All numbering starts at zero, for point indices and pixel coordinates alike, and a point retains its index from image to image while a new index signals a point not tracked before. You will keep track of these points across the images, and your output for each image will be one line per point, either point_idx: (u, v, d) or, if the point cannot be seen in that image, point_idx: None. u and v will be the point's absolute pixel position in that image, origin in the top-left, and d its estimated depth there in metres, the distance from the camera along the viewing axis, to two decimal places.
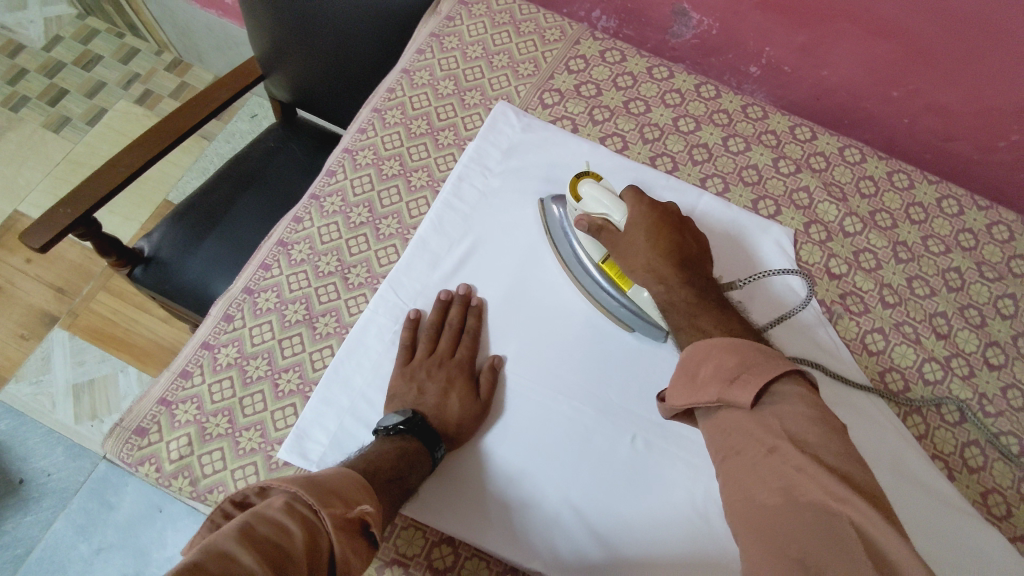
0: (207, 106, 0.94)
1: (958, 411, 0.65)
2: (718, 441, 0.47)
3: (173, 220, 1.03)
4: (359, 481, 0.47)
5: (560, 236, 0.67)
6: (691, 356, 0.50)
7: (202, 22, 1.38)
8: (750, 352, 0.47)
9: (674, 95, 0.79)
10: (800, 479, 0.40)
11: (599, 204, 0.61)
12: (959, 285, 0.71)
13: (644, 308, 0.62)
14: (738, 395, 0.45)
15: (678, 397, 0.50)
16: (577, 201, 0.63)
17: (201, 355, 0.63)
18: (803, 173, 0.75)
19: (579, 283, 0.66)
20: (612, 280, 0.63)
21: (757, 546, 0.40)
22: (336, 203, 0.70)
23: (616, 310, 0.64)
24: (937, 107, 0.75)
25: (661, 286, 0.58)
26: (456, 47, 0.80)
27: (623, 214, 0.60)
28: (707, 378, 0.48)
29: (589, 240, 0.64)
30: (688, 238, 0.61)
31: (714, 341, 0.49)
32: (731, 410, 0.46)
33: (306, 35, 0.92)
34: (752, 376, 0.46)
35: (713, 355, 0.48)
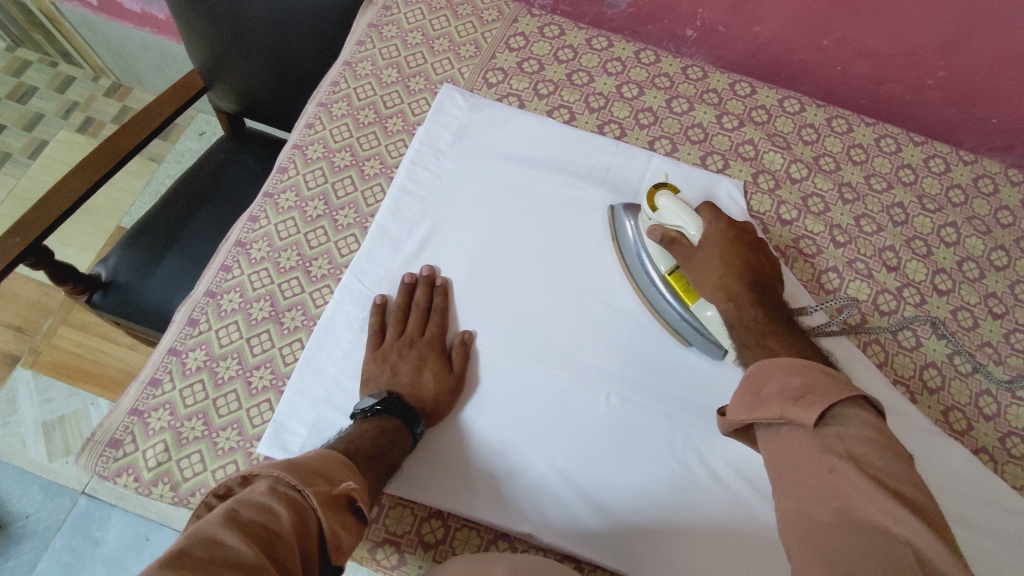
0: (151, 121, 0.92)
1: (914, 337, 0.68)
2: (774, 457, 0.46)
3: (128, 243, 1.01)
4: (341, 460, 0.47)
5: (626, 244, 0.67)
6: (754, 374, 0.50)
7: (137, 42, 1.35)
8: (818, 374, 0.47)
9: (615, 64, 0.80)
10: (856, 498, 0.39)
11: (677, 217, 0.62)
12: (903, 218, 0.74)
13: (707, 326, 0.62)
14: (801, 414, 0.44)
15: (740, 414, 0.49)
16: (653, 210, 0.64)
17: (169, 361, 0.62)
18: (746, 127, 0.77)
19: (641, 292, 0.67)
20: (676, 292, 0.63)
21: (804, 555, 0.38)
22: (290, 198, 0.70)
23: (675, 322, 0.64)
24: (865, 51, 0.78)
25: (730, 304, 0.59)
26: (396, 36, 0.80)
27: (699, 228, 0.62)
28: (771, 397, 0.47)
29: (657, 250, 0.65)
30: (762, 260, 0.62)
31: (782, 360, 0.49)
32: (791, 429, 0.45)
33: (245, 41, 0.92)
34: (815, 397, 0.45)
35: (778, 375, 0.48)
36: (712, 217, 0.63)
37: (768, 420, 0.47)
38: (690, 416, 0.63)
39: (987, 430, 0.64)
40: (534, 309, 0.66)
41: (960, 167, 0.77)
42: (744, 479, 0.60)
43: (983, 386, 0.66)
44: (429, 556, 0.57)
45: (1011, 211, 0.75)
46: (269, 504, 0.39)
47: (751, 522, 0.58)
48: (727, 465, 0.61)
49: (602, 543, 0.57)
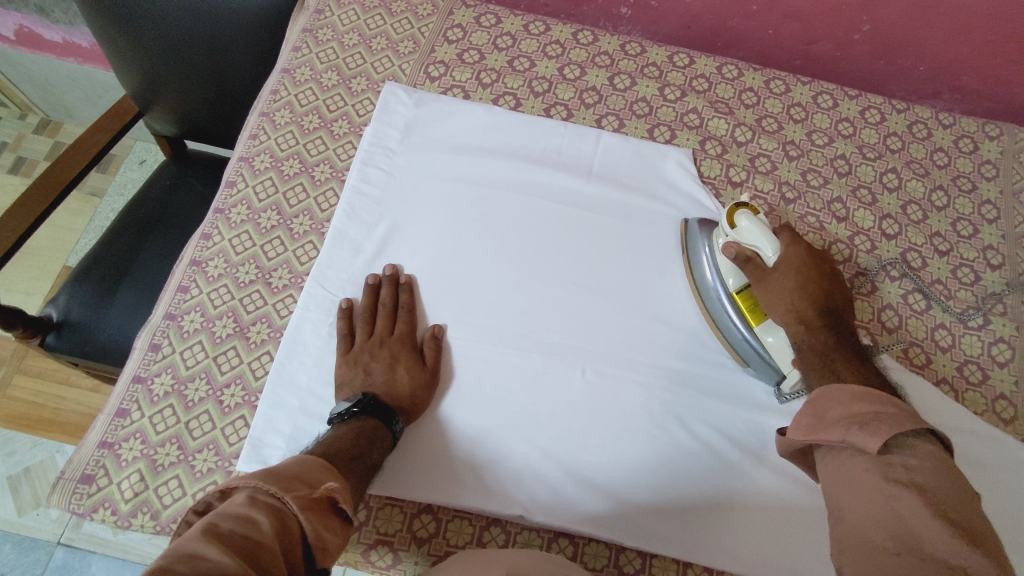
0: (87, 152, 0.89)
1: (868, 281, 0.71)
2: (833, 480, 0.44)
3: (77, 281, 0.98)
4: (319, 465, 0.47)
5: (698, 259, 0.67)
6: (817, 399, 0.48)
7: (62, 73, 1.31)
8: (886, 405, 0.45)
9: (554, 47, 0.81)
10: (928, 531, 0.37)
11: (753, 235, 0.60)
12: (847, 170, 0.76)
13: (770, 352, 0.60)
14: (865, 438, 0.43)
15: (800, 434, 0.48)
16: (731, 228, 0.62)
17: (135, 389, 0.60)
18: (689, 96, 0.79)
19: (706, 308, 0.66)
20: (743, 313, 0.62)
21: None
22: (242, 212, 0.69)
23: (736, 340, 0.63)
24: (793, 13, 0.80)
25: (801, 328, 0.57)
26: (332, 39, 0.79)
27: (776, 250, 0.59)
28: (834, 420, 0.46)
29: (727, 266, 0.63)
30: (835, 288, 0.60)
31: (847, 386, 0.47)
32: (853, 455, 0.43)
33: (177, 61, 0.90)
34: (882, 424, 0.43)
35: (842, 401, 0.46)
36: (790, 241, 0.61)
37: (830, 442, 0.45)
38: (667, 381, 0.64)
39: (943, 364, 0.67)
40: (501, 293, 0.66)
41: (894, 115, 0.80)
42: (724, 436, 0.62)
43: (937, 320, 0.69)
44: (424, 551, 0.57)
45: (946, 153, 0.79)
46: (248, 513, 0.38)
47: (732, 476, 0.61)
48: (706, 425, 0.62)
49: (596, 516, 0.58)
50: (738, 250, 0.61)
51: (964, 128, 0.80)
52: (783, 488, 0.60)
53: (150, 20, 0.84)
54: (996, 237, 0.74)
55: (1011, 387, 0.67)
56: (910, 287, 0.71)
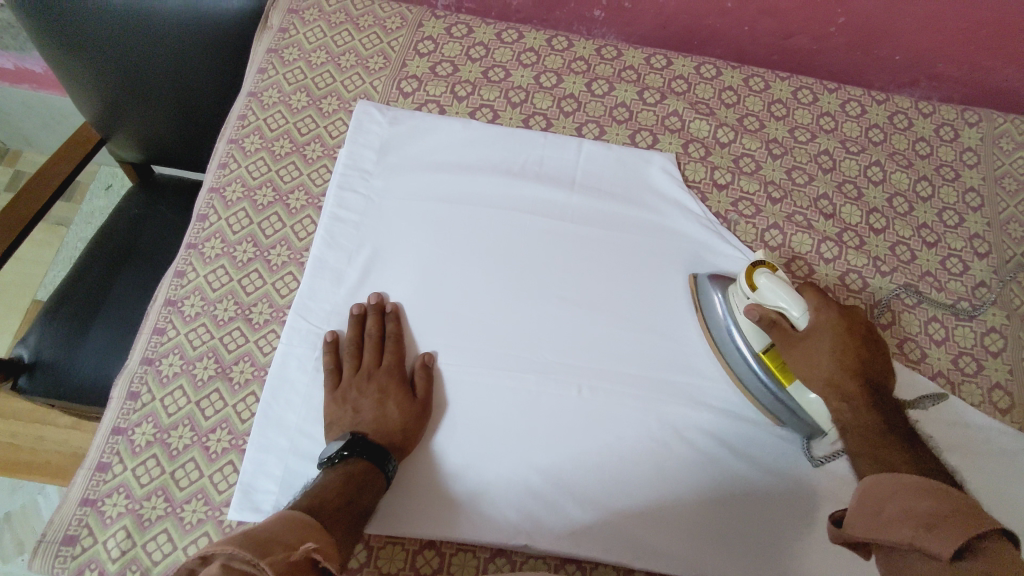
0: (49, 185, 0.86)
1: (859, 278, 0.70)
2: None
3: (47, 318, 0.94)
4: (297, 523, 0.45)
5: (714, 318, 0.64)
6: (872, 491, 0.47)
7: (17, 100, 1.26)
8: (952, 500, 0.42)
9: (529, 54, 0.79)
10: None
11: (777, 296, 0.57)
12: (831, 165, 0.75)
13: (805, 408, 0.59)
14: (931, 539, 0.40)
15: (861, 534, 0.46)
16: (751, 289, 0.59)
17: (115, 441, 0.58)
18: (669, 99, 0.77)
19: (731, 370, 0.63)
20: (774, 374, 0.59)
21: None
22: (216, 245, 0.66)
23: (768, 403, 0.61)
24: (768, 8, 0.79)
25: (846, 405, 0.55)
26: (299, 58, 0.77)
27: (802, 309, 0.56)
28: (892, 518, 0.44)
29: (749, 327, 0.60)
30: (875, 357, 0.58)
31: (905, 478, 0.45)
32: (922, 558, 0.41)
33: (136, 86, 0.86)
34: (946, 523, 0.41)
35: (901, 495, 0.45)
36: (822, 301, 0.59)
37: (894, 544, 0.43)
38: (664, 394, 0.63)
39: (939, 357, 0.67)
40: (490, 314, 0.64)
41: (875, 107, 0.80)
42: (724, 446, 0.61)
43: (930, 314, 0.69)
44: None
45: (927, 142, 0.78)
46: None
47: (734, 485, 0.60)
48: (705, 435, 0.62)
49: (598, 537, 0.57)
50: (761, 313, 0.58)
51: (943, 116, 0.80)
52: (783, 492, 0.60)
53: (104, 46, 0.80)
54: (981, 225, 0.74)
55: (1006, 376, 0.67)
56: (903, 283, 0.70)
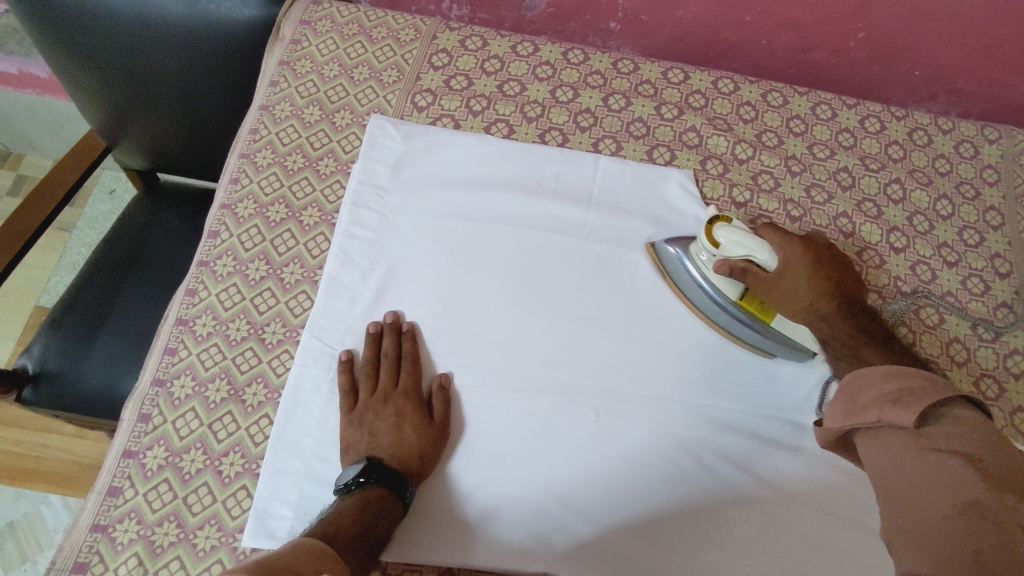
0: (55, 193, 0.85)
1: (879, 298, 0.69)
2: (877, 463, 0.47)
3: (52, 328, 0.93)
4: (306, 552, 0.43)
5: (683, 277, 0.65)
6: (848, 385, 0.51)
7: (21, 105, 1.25)
8: (914, 380, 0.48)
9: (545, 68, 0.77)
10: (984, 496, 0.40)
11: (741, 247, 0.59)
12: (850, 182, 0.74)
13: (790, 337, 0.62)
14: (900, 415, 0.46)
15: (836, 424, 0.51)
16: (715, 246, 0.61)
17: (126, 465, 0.57)
18: (686, 114, 0.76)
19: (716, 323, 0.65)
20: (754, 315, 0.62)
21: (923, 555, 0.39)
22: (228, 263, 0.65)
23: (757, 341, 0.63)
24: (787, 22, 0.78)
25: (823, 323, 0.57)
26: (312, 71, 0.75)
27: (766, 253, 0.58)
28: (867, 403, 0.49)
29: (721, 279, 0.62)
30: (843, 274, 0.60)
31: (877, 368, 0.50)
32: (891, 432, 0.47)
33: (143, 94, 0.85)
34: (911, 399, 0.46)
35: (871, 383, 0.49)
36: (780, 240, 0.60)
37: (866, 425, 0.48)
38: (678, 416, 0.62)
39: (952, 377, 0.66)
40: (506, 334, 0.63)
41: (894, 123, 0.79)
42: (740, 469, 0.60)
43: (951, 335, 0.68)
44: None
45: (947, 159, 0.77)
46: None
47: (750, 511, 0.59)
48: (721, 457, 0.61)
49: (615, 563, 0.56)
50: (730, 266, 0.60)
51: (963, 133, 0.79)
52: (801, 521, 0.59)
53: (111, 55, 0.79)
54: (1002, 245, 0.73)
55: None
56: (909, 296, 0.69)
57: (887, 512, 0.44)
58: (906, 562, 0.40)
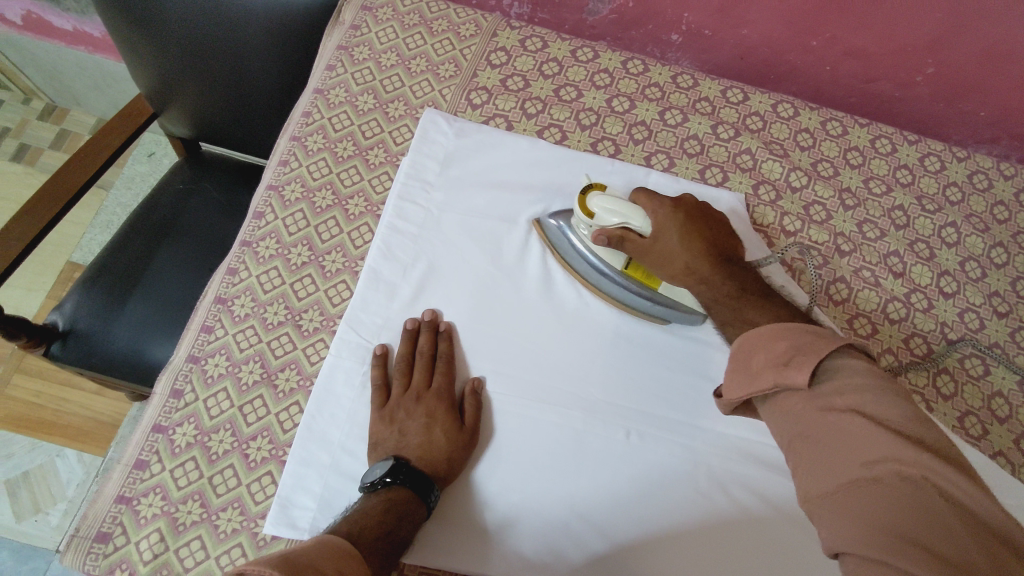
0: (99, 156, 0.85)
1: (924, 344, 0.67)
2: (781, 425, 0.47)
3: (85, 287, 0.94)
4: (338, 547, 0.43)
5: (569, 252, 0.65)
6: (740, 347, 0.50)
7: (71, 61, 1.26)
8: (803, 335, 0.48)
9: (603, 76, 0.76)
10: (897, 452, 0.40)
11: (614, 214, 0.58)
12: (904, 222, 0.73)
13: (678, 301, 0.63)
14: (795, 377, 0.45)
15: (737, 392, 0.50)
16: (589, 218, 0.59)
17: (155, 439, 0.57)
18: (742, 136, 0.75)
19: (606, 294, 0.64)
20: (641, 283, 0.62)
21: (855, 528, 0.38)
22: (271, 246, 0.65)
23: (648, 308, 0.64)
24: (855, 51, 0.76)
25: (704, 286, 0.56)
26: (369, 58, 0.75)
27: (637, 218, 0.57)
28: (761, 366, 0.48)
29: (604, 251, 0.62)
30: (716, 228, 0.58)
31: (765, 327, 0.49)
32: (789, 395, 0.46)
33: (195, 64, 0.84)
34: (805, 358, 0.46)
35: (763, 343, 0.49)
36: (653, 200, 0.58)
37: (764, 390, 0.48)
38: (709, 445, 0.61)
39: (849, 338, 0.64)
40: (540, 343, 0.63)
41: (954, 164, 0.77)
42: (766, 503, 0.59)
43: (995, 387, 0.65)
44: None
45: (1006, 206, 0.75)
46: None
47: (773, 548, 0.58)
48: (747, 489, 0.60)
49: None
50: (606, 235, 0.59)
51: None
52: (823, 562, 0.58)
53: (169, 23, 0.79)
54: None
55: None
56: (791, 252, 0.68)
57: (806, 479, 0.43)
58: (837, 536, 0.39)
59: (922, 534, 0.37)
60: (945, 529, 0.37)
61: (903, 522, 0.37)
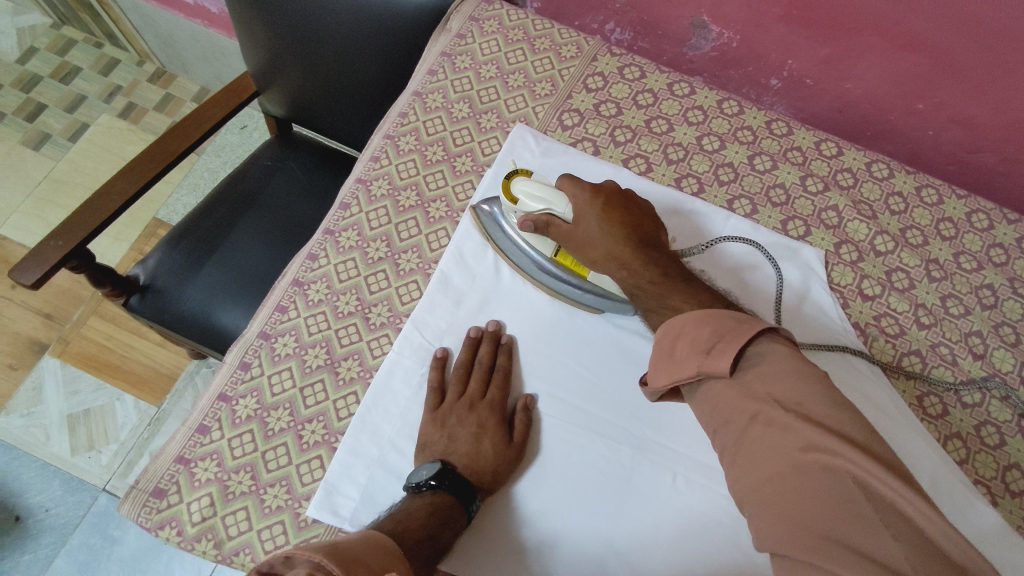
0: (200, 127, 0.89)
1: (997, 434, 0.63)
2: (709, 414, 0.48)
3: (169, 247, 0.99)
4: (378, 546, 0.43)
5: (502, 238, 0.66)
6: (666, 333, 0.51)
7: (186, 32, 1.33)
8: (725, 321, 0.49)
9: (696, 113, 0.76)
10: (817, 443, 0.41)
11: (536, 200, 0.60)
12: (992, 302, 0.70)
13: (607, 290, 0.63)
14: (716, 365, 0.47)
15: (661, 379, 0.51)
16: (514, 204, 0.62)
17: (219, 407, 0.60)
18: (831, 191, 0.73)
19: (538, 283, 0.65)
20: (569, 270, 0.63)
21: (779, 524, 0.41)
22: (352, 237, 0.67)
23: (579, 297, 0.64)
24: (961, 119, 0.74)
25: (624, 271, 0.56)
26: (469, 67, 0.77)
27: (558, 203, 0.59)
28: (685, 354, 0.49)
29: (534, 237, 0.64)
30: (637, 214, 0.59)
31: (688, 315, 0.50)
32: (712, 382, 0.48)
33: (301, 51, 0.88)
34: (726, 346, 0.47)
35: (686, 330, 0.50)
36: (573, 185, 0.59)
37: (685, 378, 0.48)
38: None
39: (875, 403, 0.62)
40: (597, 372, 0.63)
41: None
42: None
43: None
44: None
45: None
46: None
47: None
48: None
49: None
50: (532, 221, 0.60)
51: None
52: None
53: (283, 11, 0.83)
54: None
55: None
56: (785, 270, 0.68)
57: (738, 472, 0.45)
58: (765, 532, 0.41)
59: (843, 530, 0.38)
60: (865, 522, 0.38)
61: (825, 518, 0.39)
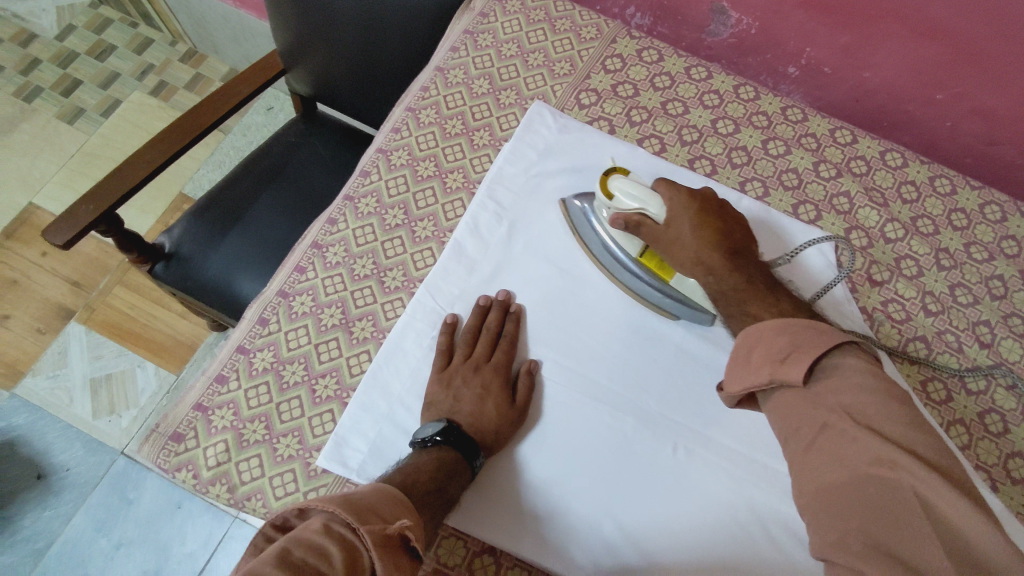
0: (229, 101, 0.92)
1: (1001, 422, 0.64)
2: (778, 421, 0.49)
3: (194, 216, 1.02)
4: (397, 497, 0.45)
5: (589, 234, 0.67)
6: (743, 341, 0.52)
7: (218, 13, 1.37)
8: (803, 331, 0.49)
9: (712, 97, 0.77)
10: (883, 458, 0.41)
11: (631, 198, 0.61)
12: (1002, 293, 0.70)
13: (688, 296, 0.63)
14: (789, 373, 0.48)
15: (734, 385, 0.52)
16: (609, 199, 0.62)
17: (237, 359, 0.62)
18: (843, 178, 0.74)
19: (620, 282, 0.67)
20: (652, 272, 0.64)
21: (832, 531, 0.41)
22: (371, 204, 0.69)
23: (658, 300, 0.65)
24: (982, 110, 0.74)
25: (711, 276, 0.58)
26: (491, 45, 0.79)
27: (653, 203, 0.60)
28: (759, 360, 0.50)
29: (621, 235, 0.65)
30: (728, 221, 0.60)
31: (766, 324, 0.51)
32: (784, 390, 0.49)
33: (329, 29, 0.90)
34: (801, 355, 0.48)
35: (761, 338, 0.51)
36: (668, 188, 0.61)
37: (758, 384, 0.49)
38: (757, 478, 0.60)
39: None
40: (603, 344, 0.64)
41: None
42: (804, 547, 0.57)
43: None
44: None
45: None
46: (320, 543, 0.37)
47: None
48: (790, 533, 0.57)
49: None
50: (624, 218, 0.61)
51: None
52: None
53: None
54: None
55: None
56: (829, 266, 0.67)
57: (800, 478, 0.46)
58: (818, 536, 0.42)
59: (897, 544, 0.39)
60: (923, 538, 0.38)
61: (881, 530, 0.39)
